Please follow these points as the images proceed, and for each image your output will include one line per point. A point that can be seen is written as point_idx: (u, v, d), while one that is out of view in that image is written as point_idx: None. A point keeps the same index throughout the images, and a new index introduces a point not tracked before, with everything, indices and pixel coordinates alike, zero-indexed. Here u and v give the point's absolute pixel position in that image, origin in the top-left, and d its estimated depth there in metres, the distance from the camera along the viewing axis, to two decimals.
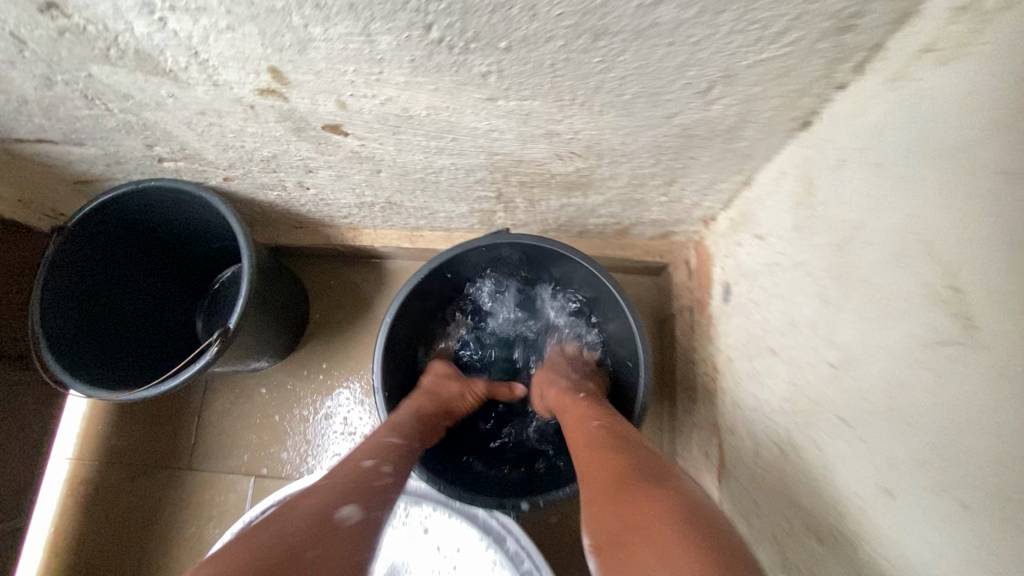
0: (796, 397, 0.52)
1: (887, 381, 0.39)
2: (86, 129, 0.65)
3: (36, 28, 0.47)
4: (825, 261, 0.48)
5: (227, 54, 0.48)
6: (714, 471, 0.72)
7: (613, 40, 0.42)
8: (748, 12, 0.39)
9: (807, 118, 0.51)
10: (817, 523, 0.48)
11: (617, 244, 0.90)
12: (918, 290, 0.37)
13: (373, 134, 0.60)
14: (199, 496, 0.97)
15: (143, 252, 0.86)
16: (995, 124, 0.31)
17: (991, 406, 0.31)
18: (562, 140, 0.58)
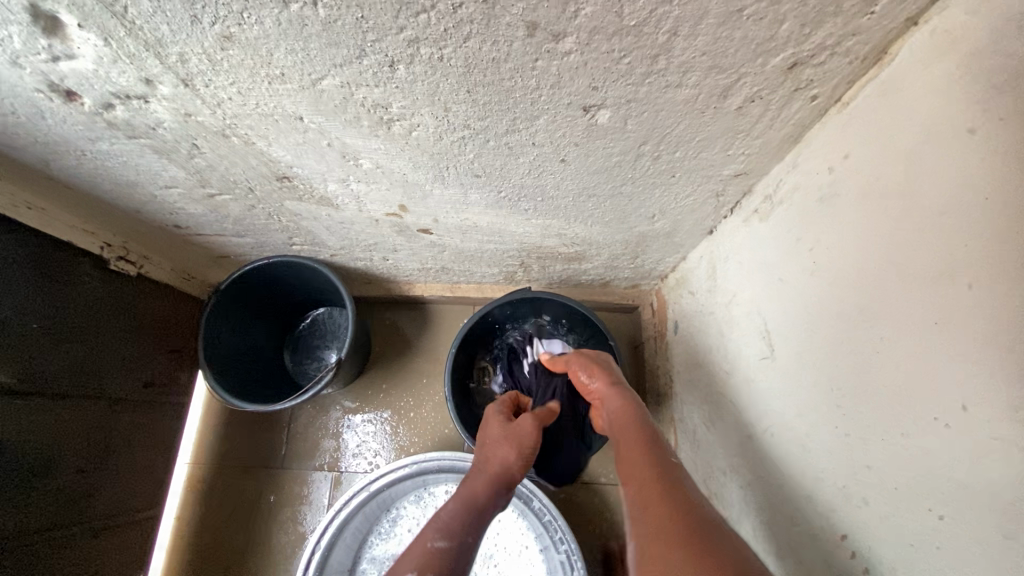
0: (712, 392, 0.87)
1: (747, 379, 0.75)
2: (253, 228, 0.99)
3: (266, 186, 0.82)
4: (722, 312, 0.84)
5: (377, 198, 0.83)
6: (672, 448, 1.07)
7: (600, 197, 0.79)
8: (669, 189, 0.76)
9: (710, 229, 0.88)
10: (724, 464, 0.82)
11: (601, 292, 1.26)
12: (756, 331, 0.73)
13: (449, 234, 0.95)
14: (292, 488, 1.27)
15: (259, 305, 1.19)
16: (775, 255, 0.68)
17: (779, 387, 0.67)
18: (568, 237, 0.94)
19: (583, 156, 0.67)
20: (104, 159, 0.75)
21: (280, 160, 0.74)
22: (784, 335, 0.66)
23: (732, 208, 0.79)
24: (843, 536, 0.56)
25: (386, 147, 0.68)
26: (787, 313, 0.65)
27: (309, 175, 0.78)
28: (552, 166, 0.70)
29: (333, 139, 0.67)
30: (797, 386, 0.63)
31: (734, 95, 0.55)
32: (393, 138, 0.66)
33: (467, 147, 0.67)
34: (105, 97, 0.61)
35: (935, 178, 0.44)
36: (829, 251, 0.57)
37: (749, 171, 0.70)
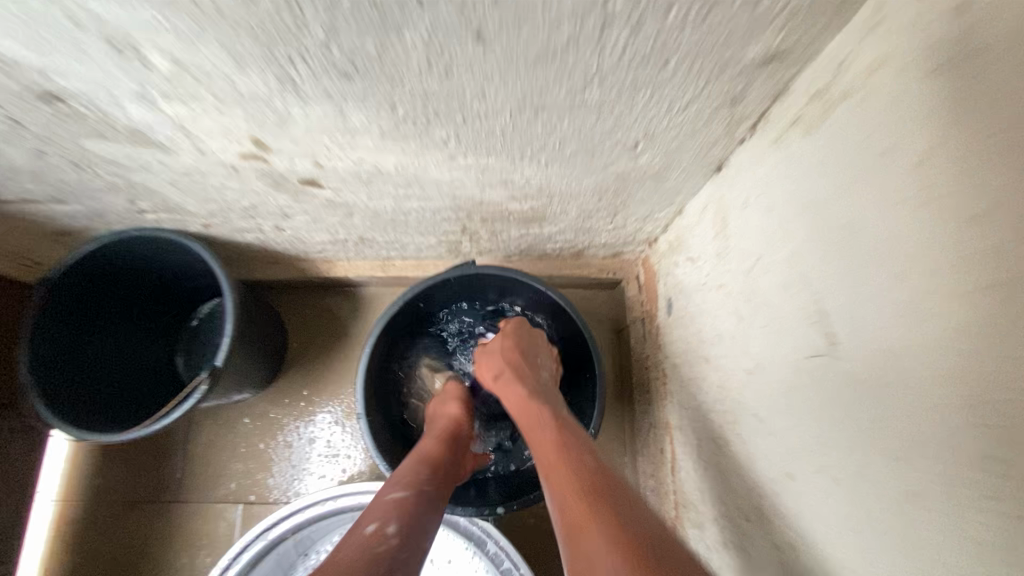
0: (724, 399, 0.61)
1: (783, 386, 0.49)
2: (71, 189, 0.69)
3: (35, 112, 0.53)
4: (739, 285, 0.57)
5: (214, 128, 0.54)
6: (668, 465, 0.81)
7: (552, 112, 0.51)
8: (657, 94, 0.48)
9: (718, 164, 0.60)
10: (744, 504, 0.57)
11: (574, 265, 0.99)
12: (799, 312, 0.46)
13: (346, 186, 0.66)
14: (188, 527, 1.00)
15: (126, 297, 0.90)
16: (835, 188, 0.41)
17: (848, 404, 0.41)
18: (516, 185, 0.66)
19: (511, 25, 0.39)
20: None
21: (19, 58, 0.45)
22: (858, 319, 0.39)
23: (755, 125, 0.52)
24: None
25: (170, 19, 0.39)
26: (867, 279, 0.38)
27: (85, 88, 0.48)
28: (463, 50, 0.42)
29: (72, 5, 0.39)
30: (888, 415, 0.37)
31: None
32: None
33: (307, 11, 0.38)
34: None
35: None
36: (963, 165, 0.31)
37: (788, 51, 0.42)
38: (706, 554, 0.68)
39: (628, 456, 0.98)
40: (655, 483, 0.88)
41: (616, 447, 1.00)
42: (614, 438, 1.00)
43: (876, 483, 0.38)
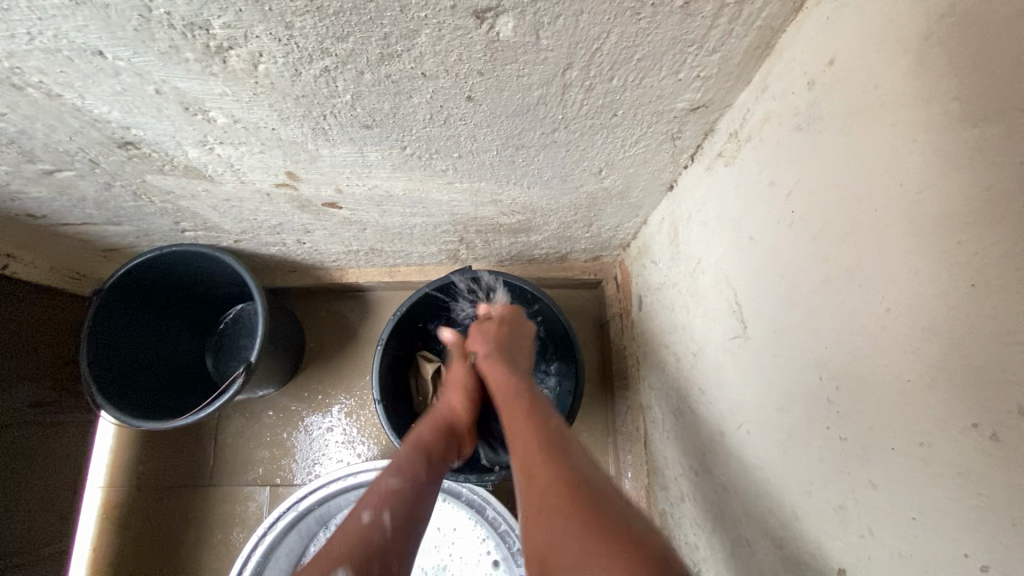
0: (680, 378, 0.74)
1: (716, 364, 0.61)
2: (126, 214, 0.81)
3: (112, 156, 0.65)
4: (687, 284, 0.70)
5: (256, 165, 0.67)
6: (642, 440, 0.94)
7: (530, 148, 0.63)
8: (612, 134, 0.60)
9: (670, 184, 0.73)
10: (694, 463, 0.69)
11: (559, 268, 1.11)
12: (725, 304, 0.59)
13: (361, 207, 0.79)
14: (221, 508, 1.12)
15: (163, 304, 1.02)
16: (743, 208, 0.54)
17: (752, 373, 0.53)
18: (504, 203, 0.79)
19: (494, 91, 0.52)
20: None
21: (108, 119, 0.57)
22: (757, 307, 0.52)
23: (693, 155, 0.65)
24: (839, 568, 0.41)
25: (232, 92, 0.52)
26: (761, 276, 0.50)
27: (155, 138, 0.61)
28: (458, 107, 0.54)
29: (159, 83, 0.51)
30: (773, 378, 0.49)
31: None
32: (236, 77, 0.49)
33: (339, 84, 0.50)
34: None
35: (962, 73, 0.30)
36: (806, 199, 0.43)
37: (709, 103, 0.55)
38: (670, 510, 0.80)
39: (611, 435, 1.10)
40: (633, 457, 1.01)
41: (600, 429, 1.12)
42: (598, 421, 1.13)
43: (767, 431, 0.50)
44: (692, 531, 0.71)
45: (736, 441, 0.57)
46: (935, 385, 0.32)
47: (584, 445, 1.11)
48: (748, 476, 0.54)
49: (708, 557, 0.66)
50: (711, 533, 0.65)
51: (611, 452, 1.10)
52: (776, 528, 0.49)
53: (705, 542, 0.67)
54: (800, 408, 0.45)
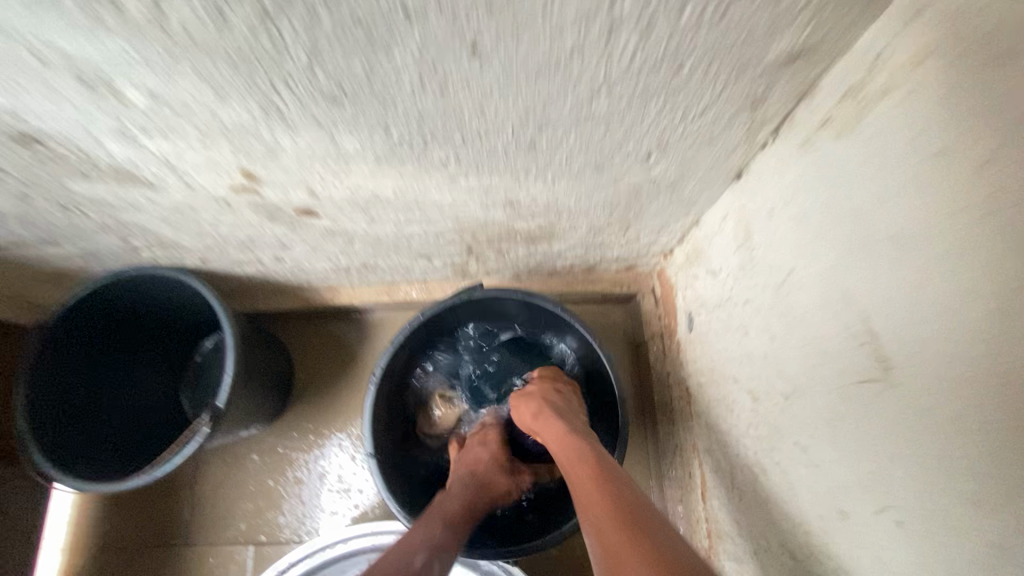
0: (759, 423, 0.57)
1: (828, 412, 0.45)
2: (61, 231, 0.67)
3: (15, 156, 0.50)
4: (768, 301, 0.53)
5: (201, 163, 0.51)
6: (698, 490, 0.77)
7: (558, 126, 0.47)
8: (671, 101, 0.44)
9: (737, 171, 0.56)
10: (788, 540, 0.52)
11: (586, 280, 0.94)
12: (841, 333, 0.42)
13: (344, 214, 0.63)
14: (199, 571, 0.96)
15: (127, 336, 0.87)
16: (877, 196, 0.37)
17: (908, 436, 0.36)
18: (521, 205, 0.63)
19: (509, 36, 0.36)
20: None
21: None
22: (915, 340, 0.35)
23: (778, 128, 0.48)
24: None
25: (140, 52, 0.37)
26: (924, 295, 0.34)
27: (61, 128, 0.46)
28: (459, 66, 0.39)
29: (34, 41, 0.36)
30: (958, 452, 0.32)
31: None
32: (138, 27, 0.34)
33: (287, 34, 0.35)
34: None
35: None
36: None
37: (816, 45, 0.38)
38: None
39: (654, 479, 0.93)
40: (684, 509, 0.83)
41: (640, 471, 0.94)
42: (638, 460, 0.95)
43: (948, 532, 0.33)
44: None
45: (874, 530, 0.39)
46: None
47: None
48: None
49: None
50: None
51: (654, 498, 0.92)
52: None
53: None
54: None
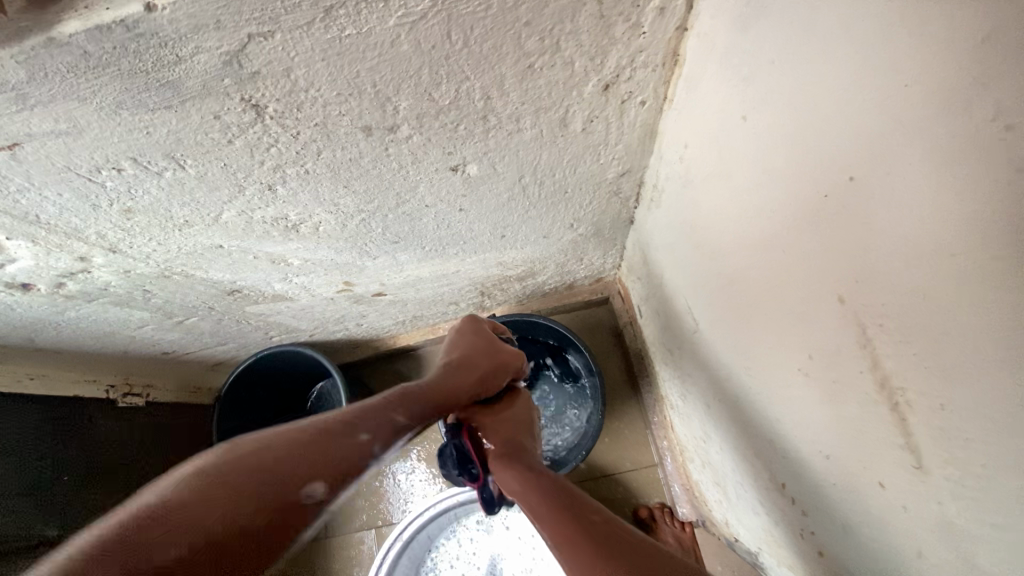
0: (677, 367, 0.92)
1: (691, 351, 0.79)
2: (231, 335, 1.06)
3: (225, 301, 0.90)
4: (661, 294, 0.89)
5: (322, 282, 0.90)
6: (671, 423, 1.11)
7: (514, 224, 0.84)
8: (571, 201, 0.80)
9: (630, 220, 0.92)
10: (701, 431, 0.87)
11: (570, 294, 1.30)
12: (684, 309, 0.77)
13: (401, 290, 1.01)
14: (341, 553, 1.35)
15: (268, 395, 1.27)
16: (673, 238, 0.72)
17: (708, 357, 0.71)
18: (508, 262, 1.00)
19: (476, 201, 0.73)
20: (74, 323, 0.84)
21: (223, 280, 0.81)
22: (699, 308, 0.69)
23: (637, 199, 0.84)
24: (782, 485, 0.57)
25: (303, 245, 0.75)
26: (695, 286, 0.68)
27: (253, 283, 0.85)
28: (455, 215, 0.76)
29: (256, 252, 0.74)
30: (718, 359, 0.67)
31: (574, 121, 0.60)
32: (305, 237, 0.73)
33: (373, 223, 0.73)
34: (53, 278, 0.70)
35: (744, 162, 0.47)
36: (700, 232, 0.61)
37: (631, 169, 0.74)
38: (701, 476, 0.97)
39: (648, 427, 1.27)
40: (667, 441, 1.18)
41: (637, 424, 1.29)
42: (635, 416, 1.29)
43: (727, 398, 0.67)
44: (715, 488, 0.88)
45: (716, 409, 0.74)
46: (775, 353, 0.49)
47: (626, 441, 1.28)
48: (729, 433, 0.71)
49: (727, 506, 0.84)
50: (723, 483, 0.82)
51: (650, 441, 1.27)
52: (749, 468, 0.66)
53: (723, 493, 0.84)
54: (734, 379, 0.63)
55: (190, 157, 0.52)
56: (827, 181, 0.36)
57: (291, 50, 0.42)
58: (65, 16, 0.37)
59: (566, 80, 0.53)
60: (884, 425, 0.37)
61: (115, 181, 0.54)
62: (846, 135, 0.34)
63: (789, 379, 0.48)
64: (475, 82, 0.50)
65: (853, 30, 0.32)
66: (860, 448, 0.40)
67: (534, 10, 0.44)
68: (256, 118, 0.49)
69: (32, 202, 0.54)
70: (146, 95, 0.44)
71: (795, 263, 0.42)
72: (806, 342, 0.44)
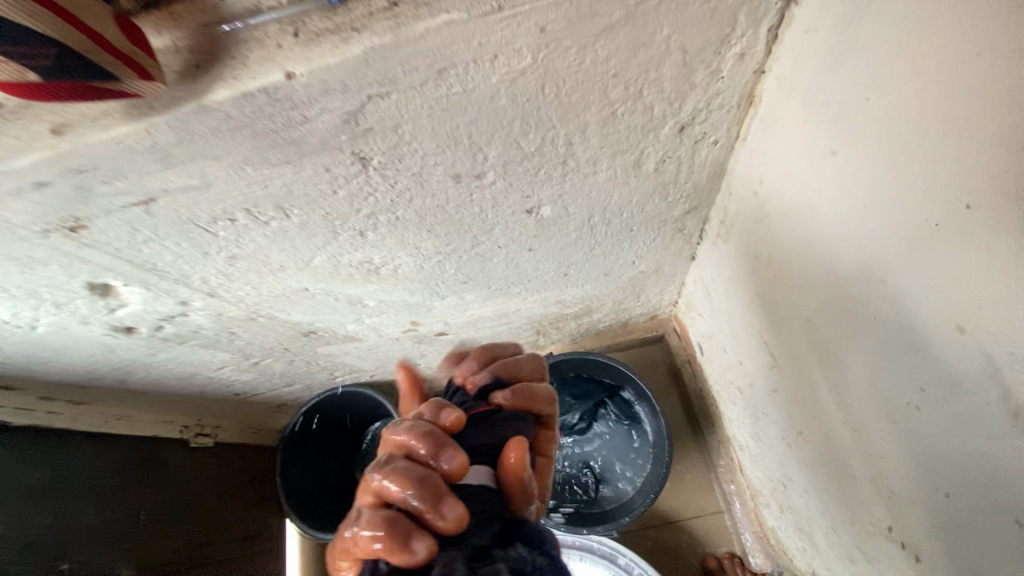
0: (747, 405, 0.89)
1: (767, 388, 0.77)
2: (299, 376, 1.10)
3: (300, 342, 0.93)
4: (728, 329, 0.88)
5: (391, 323, 0.93)
6: (740, 466, 1.07)
7: (579, 263, 0.85)
8: (636, 239, 0.82)
9: (692, 256, 0.93)
10: (779, 472, 0.83)
11: (625, 332, 1.29)
12: (757, 344, 0.76)
13: (463, 330, 1.03)
14: None
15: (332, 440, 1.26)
16: (745, 273, 0.73)
17: (790, 393, 0.69)
18: (568, 300, 1.01)
19: (546, 240, 0.75)
20: (162, 364, 0.89)
21: (302, 321, 0.85)
22: (776, 343, 0.69)
23: (701, 236, 0.85)
24: (887, 529, 0.54)
25: (381, 287, 0.79)
26: (771, 319, 0.68)
27: (328, 324, 0.88)
28: (524, 255, 0.78)
29: (337, 294, 0.78)
30: (803, 395, 0.65)
31: (647, 163, 0.62)
32: (384, 279, 0.76)
33: (447, 264, 0.76)
34: (155, 321, 0.75)
35: (833, 195, 0.47)
36: (779, 265, 0.61)
37: (697, 206, 0.76)
38: (778, 522, 0.92)
39: (712, 470, 1.22)
40: (736, 485, 1.13)
41: (700, 467, 1.24)
42: (698, 458, 1.25)
43: (814, 435, 0.65)
44: (797, 534, 0.84)
45: (800, 448, 0.71)
46: (877, 385, 0.48)
47: (690, 484, 1.23)
48: (817, 474, 0.68)
49: (813, 554, 0.79)
50: (808, 529, 0.78)
51: (715, 485, 1.21)
52: (845, 512, 0.63)
53: (808, 540, 0.79)
54: (823, 415, 0.61)
55: (296, 207, 0.57)
56: (938, 209, 0.37)
57: (402, 108, 0.47)
58: (215, 87, 0.42)
59: (645, 125, 0.56)
60: (1019, 459, 0.35)
61: (226, 230, 0.59)
62: (961, 165, 0.35)
63: (897, 415, 0.47)
64: (560, 130, 0.54)
65: (966, 66, 0.33)
66: (991, 485, 0.38)
67: (623, 62, 0.47)
68: (361, 170, 0.53)
69: (153, 250, 0.60)
70: (270, 153, 0.49)
71: (899, 294, 0.42)
72: (917, 374, 0.43)
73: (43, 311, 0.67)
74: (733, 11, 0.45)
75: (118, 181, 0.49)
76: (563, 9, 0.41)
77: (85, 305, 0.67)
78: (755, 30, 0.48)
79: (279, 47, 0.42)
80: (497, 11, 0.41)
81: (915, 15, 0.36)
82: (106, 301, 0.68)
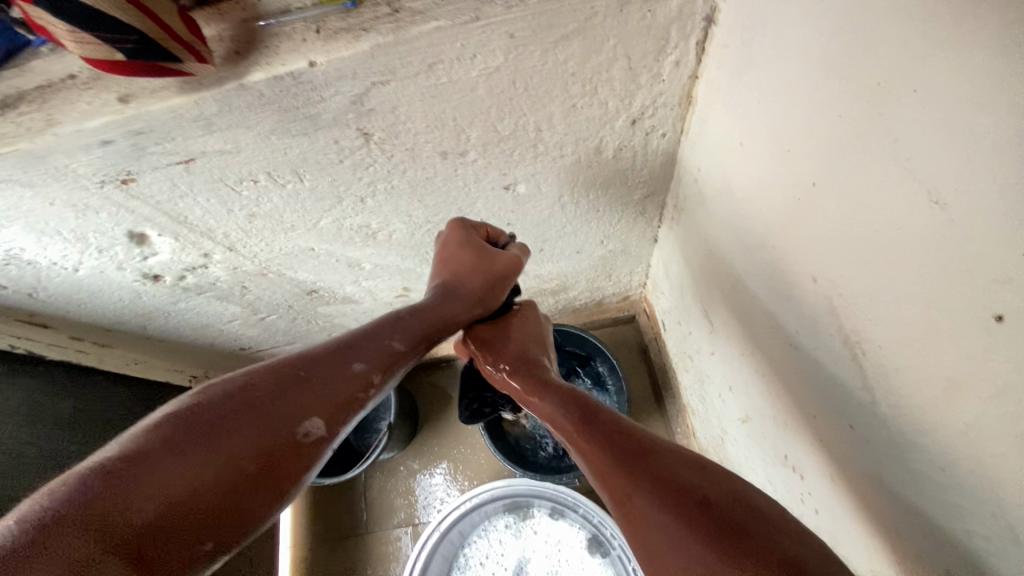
0: (696, 370, 1.01)
1: (709, 351, 0.89)
2: (300, 335, 1.21)
3: (302, 301, 1.05)
4: (680, 302, 1.00)
5: (384, 286, 1.04)
6: (694, 430, 1.19)
7: (552, 238, 0.97)
8: (603, 219, 0.93)
9: (654, 238, 1.04)
10: (719, 426, 0.95)
11: (599, 309, 1.41)
12: (700, 312, 0.88)
13: None
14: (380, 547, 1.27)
15: None
16: (689, 250, 0.84)
17: (722, 351, 0.81)
18: (543, 275, 1.13)
19: (521, 215, 0.87)
20: (181, 314, 1.01)
21: (305, 279, 0.96)
22: (712, 310, 0.81)
23: (659, 219, 0.97)
24: (784, 456, 0.66)
25: (377, 250, 0.90)
26: (708, 289, 0.80)
27: (329, 285, 1.00)
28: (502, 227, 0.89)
29: (339, 256, 0.90)
30: (729, 350, 0.77)
31: (607, 148, 0.74)
32: (380, 244, 0.88)
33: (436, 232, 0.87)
34: (180, 271, 0.86)
35: (742, 177, 0.59)
36: (711, 239, 0.73)
37: (654, 191, 0.87)
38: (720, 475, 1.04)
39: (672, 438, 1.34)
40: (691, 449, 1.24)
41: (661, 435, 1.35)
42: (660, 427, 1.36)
43: (739, 387, 0.77)
44: None
45: (732, 402, 0.83)
46: (772, 333, 0.60)
47: None
48: (743, 421, 0.80)
49: None
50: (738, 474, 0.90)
51: None
52: (761, 451, 0.74)
53: None
54: (743, 368, 0.73)
55: (309, 173, 0.68)
56: (799, 187, 0.49)
57: (399, 93, 0.58)
58: (252, 70, 0.54)
59: (601, 116, 0.67)
60: (848, 374, 0.47)
61: (249, 190, 0.70)
62: (809, 155, 0.46)
63: (784, 356, 0.59)
64: (530, 117, 0.65)
65: (807, 80, 0.44)
66: (838, 399, 0.50)
67: (580, 63, 0.59)
68: (364, 142, 0.64)
69: (187, 205, 0.71)
70: (292, 125, 0.60)
71: (781, 254, 0.54)
72: (795, 320, 0.55)
73: (88, 255, 0.78)
74: (666, 27, 0.57)
75: (168, 143, 0.60)
76: (527, 21, 0.53)
77: (123, 252, 0.79)
78: (687, 43, 0.59)
79: (304, 41, 0.52)
80: (475, 20, 0.52)
81: (782, 37, 0.47)
82: (141, 249, 0.79)
